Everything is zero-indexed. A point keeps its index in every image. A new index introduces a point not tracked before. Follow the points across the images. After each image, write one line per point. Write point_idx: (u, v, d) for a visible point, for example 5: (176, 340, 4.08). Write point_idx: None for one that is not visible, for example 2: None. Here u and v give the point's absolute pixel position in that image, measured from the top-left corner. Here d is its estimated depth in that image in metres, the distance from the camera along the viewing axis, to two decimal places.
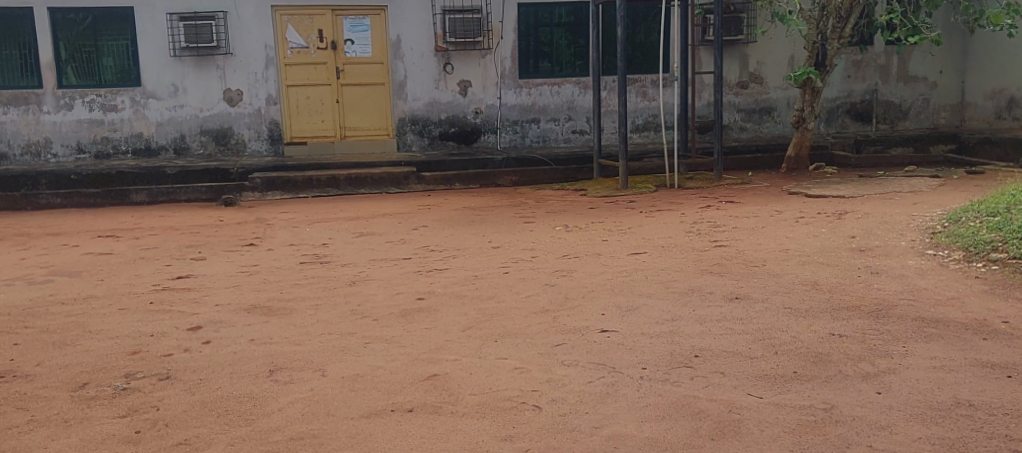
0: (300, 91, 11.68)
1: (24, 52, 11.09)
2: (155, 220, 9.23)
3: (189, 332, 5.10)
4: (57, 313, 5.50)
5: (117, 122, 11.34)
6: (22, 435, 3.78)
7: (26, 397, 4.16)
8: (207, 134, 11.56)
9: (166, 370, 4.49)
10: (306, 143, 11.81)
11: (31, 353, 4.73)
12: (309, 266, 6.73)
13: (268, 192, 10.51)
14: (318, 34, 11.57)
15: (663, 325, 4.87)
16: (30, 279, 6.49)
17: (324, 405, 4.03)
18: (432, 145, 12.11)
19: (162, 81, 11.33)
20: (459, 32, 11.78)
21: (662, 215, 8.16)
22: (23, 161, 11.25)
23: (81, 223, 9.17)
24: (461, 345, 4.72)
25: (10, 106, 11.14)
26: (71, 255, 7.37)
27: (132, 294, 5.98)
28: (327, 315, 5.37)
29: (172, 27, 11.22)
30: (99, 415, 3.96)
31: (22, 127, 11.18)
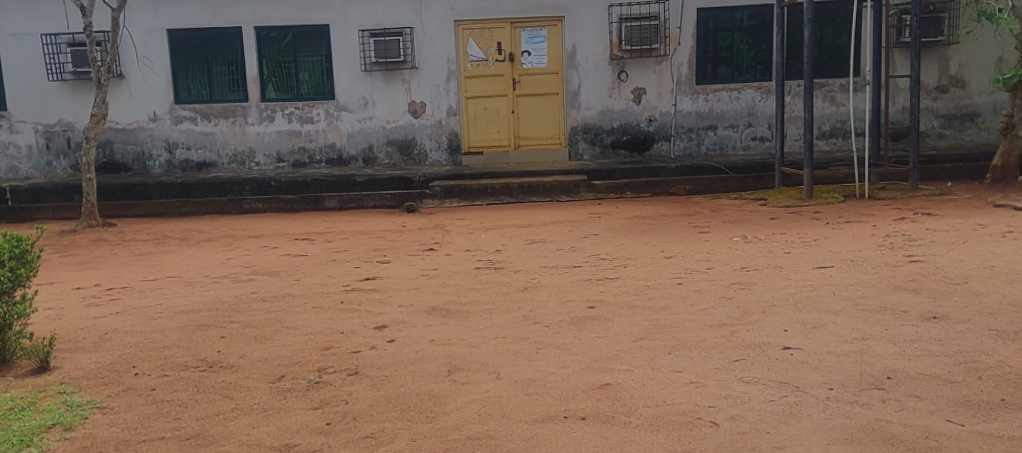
0: (477, 103, 12.01)
1: (233, 68, 11.95)
2: (342, 225, 9.75)
3: (375, 330, 5.35)
4: (259, 309, 5.92)
5: (313, 133, 12.07)
6: (228, 421, 4.09)
7: (232, 386, 4.51)
8: (392, 144, 12.10)
9: (354, 365, 4.74)
10: (481, 153, 12.13)
11: (236, 345, 5.12)
12: (485, 271, 6.89)
13: (446, 199, 10.88)
14: (497, 46, 11.87)
15: (853, 344, 4.63)
16: (235, 277, 7.03)
17: (500, 407, 4.11)
18: (604, 154, 12.11)
19: (353, 94, 11.95)
20: (635, 40, 11.69)
21: (850, 227, 7.76)
22: (230, 168, 12.13)
23: (277, 226, 9.83)
24: (634, 356, 4.68)
25: (220, 118, 12.01)
26: (271, 256, 7.92)
27: (324, 293, 6.35)
28: (501, 319, 5.47)
29: (363, 43, 11.83)
30: (295, 406, 4.23)
31: (230, 137, 12.06)
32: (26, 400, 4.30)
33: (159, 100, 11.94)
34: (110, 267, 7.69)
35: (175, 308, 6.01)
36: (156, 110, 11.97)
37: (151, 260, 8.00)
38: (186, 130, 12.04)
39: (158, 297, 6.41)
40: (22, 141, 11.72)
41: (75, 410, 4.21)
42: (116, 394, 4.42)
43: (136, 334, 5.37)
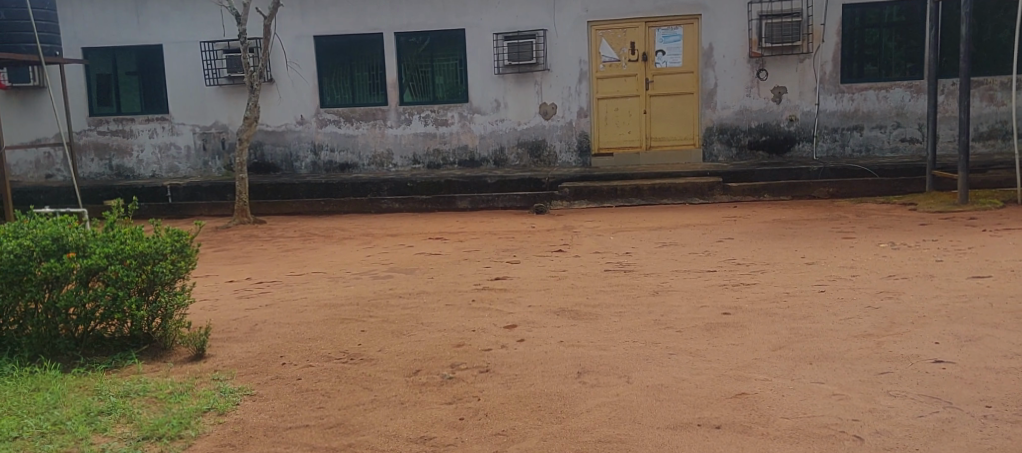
0: (610, 103, 11.96)
1: (373, 73, 12.35)
2: (474, 225, 9.91)
3: (506, 329, 5.41)
4: (395, 305, 6.10)
5: (447, 135, 12.33)
6: (367, 412, 4.23)
7: (370, 378, 4.66)
8: (523, 146, 12.20)
9: (486, 363, 4.81)
10: (613, 154, 12.07)
11: (374, 339, 5.29)
12: (615, 274, 6.85)
13: (575, 201, 10.87)
14: (630, 46, 11.79)
15: (1014, 360, 4.33)
16: (374, 274, 7.27)
17: (631, 411, 4.08)
18: (740, 155, 11.81)
19: (487, 96, 12.12)
20: (776, 37, 11.36)
21: (1010, 234, 7.28)
22: (369, 169, 12.54)
23: (413, 225, 10.09)
24: (771, 365, 4.54)
25: (360, 121, 12.44)
26: (406, 254, 8.14)
27: (457, 291, 6.47)
28: (632, 323, 5.43)
29: (497, 46, 11.99)
30: (429, 400, 4.33)
31: (370, 140, 12.47)
32: (183, 385, 4.58)
33: (305, 104, 12.45)
34: (259, 262, 8.11)
35: (318, 302, 6.27)
36: (302, 114, 12.49)
37: (296, 255, 8.38)
38: (329, 132, 12.52)
39: (302, 291, 6.70)
40: (182, 143, 12.49)
41: (227, 396, 4.45)
42: (264, 382, 4.64)
43: (283, 326, 5.63)
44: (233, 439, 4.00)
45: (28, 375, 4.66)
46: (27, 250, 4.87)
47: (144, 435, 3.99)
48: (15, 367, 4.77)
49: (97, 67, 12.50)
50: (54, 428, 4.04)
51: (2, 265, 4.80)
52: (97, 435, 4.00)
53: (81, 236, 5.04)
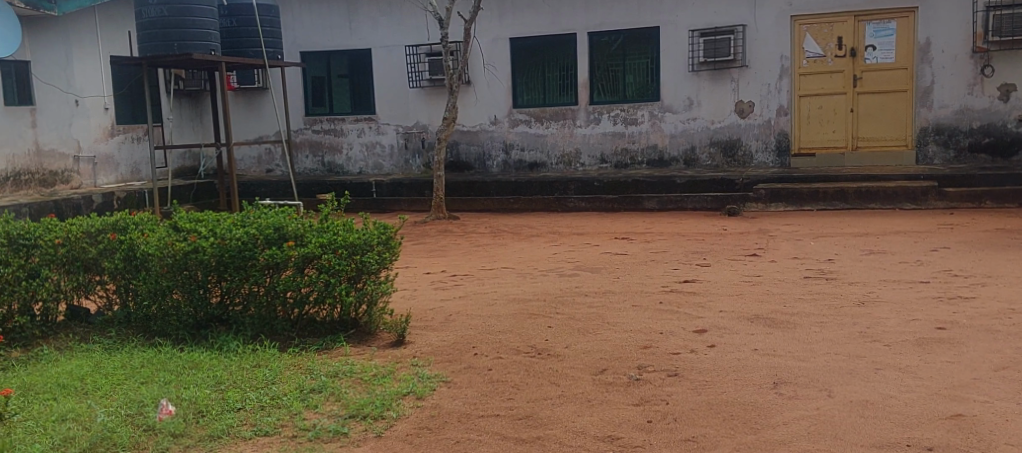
0: (812, 102, 11.44)
1: (565, 72, 12.46)
2: (663, 226, 9.78)
3: (696, 334, 5.29)
4: (582, 303, 6.13)
5: (637, 135, 12.20)
6: (555, 407, 4.27)
7: (558, 374, 4.71)
8: (716, 145, 11.89)
9: (675, 366, 4.73)
10: (813, 154, 11.54)
11: (562, 336, 5.33)
12: (814, 281, 6.54)
13: (771, 204, 10.48)
14: (837, 41, 11.23)
15: None
16: (561, 271, 7.33)
17: (832, 427, 3.88)
18: (959, 158, 10.98)
19: (680, 94, 11.92)
20: (1006, 30, 10.53)
21: None
22: (557, 169, 12.60)
23: (601, 224, 10.11)
24: (993, 386, 4.19)
25: (551, 120, 12.56)
26: (594, 253, 8.16)
27: (645, 292, 6.41)
28: (833, 334, 5.16)
29: (693, 44, 11.77)
30: (617, 400, 4.32)
31: (559, 139, 12.54)
32: (385, 368, 4.82)
33: (500, 104, 12.73)
34: (453, 256, 8.39)
35: (508, 296, 6.41)
36: (496, 114, 12.78)
37: (486, 251, 8.60)
38: (521, 132, 12.71)
39: (493, 285, 6.87)
40: (385, 141, 13.14)
41: (425, 381, 4.64)
42: (457, 371, 4.80)
43: (474, 318, 5.80)
44: (430, 423, 4.16)
45: (251, 352, 5.07)
46: (253, 237, 5.31)
47: (351, 414, 4.24)
48: (240, 343, 5.19)
49: (313, 70, 13.40)
50: (273, 402, 4.37)
51: (230, 251, 5.25)
52: (308, 411, 4.29)
53: (299, 226, 5.44)
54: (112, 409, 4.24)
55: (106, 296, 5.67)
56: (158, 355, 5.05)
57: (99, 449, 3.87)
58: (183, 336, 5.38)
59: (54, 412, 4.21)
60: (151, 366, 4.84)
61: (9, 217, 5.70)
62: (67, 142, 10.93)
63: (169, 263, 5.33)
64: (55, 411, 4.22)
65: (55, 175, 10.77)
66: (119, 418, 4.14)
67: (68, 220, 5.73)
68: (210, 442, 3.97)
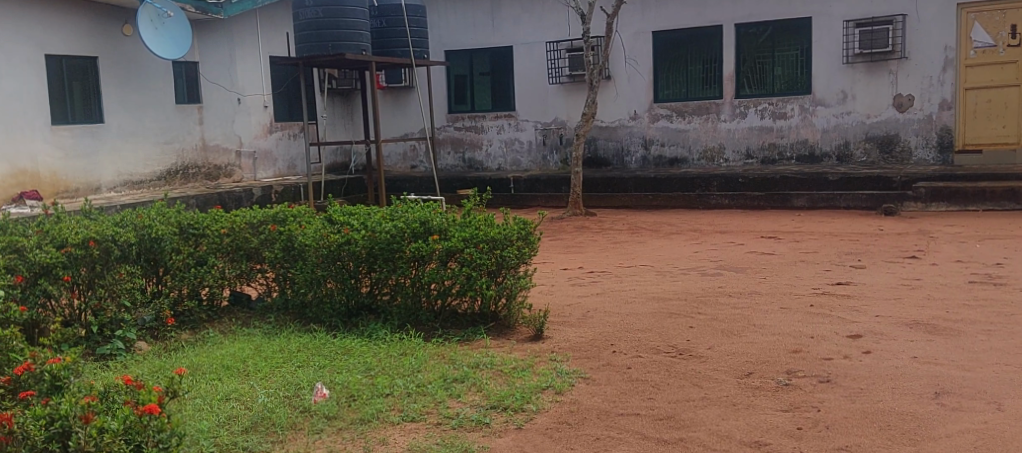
0: (980, 94, 10.80)
1: (710, 66, 12.19)
2: (812, 225, 9.41)
3: (849, 339, 5.06)
4: (726, 303, 5.98)
5: (785, 129, 11.78)
6: (698, 409, 4.19)
7: (701, 375, 4.61)
8: (872, 141, 11.33)
9: (826, 373, 4.54)
10: (980, 151, 10.87)
11: (705, 337, 5.22)
12: (981, 287, 6.13)
13: (932, 203, 9.92)
14: (1010, 30, 10.61)
15: None
16: (704, 270, 7.18)
17: (1001, 442, 3.63)
18: None
19: (833, 88, 11.44)
20: None
21: None
22: (699, 164, 12.31)
23: (745, 223, 9.83)
24: None
25: (694, 115, 12.28)
26: (738, 252, 7.94)
27: (793, 294, 6.19)
28: (1003, 343, 4.82)
29: (847, 35, 11.28)
30: (764, 405, 4.19)
31: (702, 134, 12.25)
32: (525, 362, 4.86)
33: (640, 100, 12.59)
34: (591, 252, 8.36)
35: (648, 294, 6.33)
36: (636, 110, 12.64)
37: (625, 248, 8.52)
38: (662, 127, 12.51)
39: (632, 283, 6.81)
40: (525, 137, 13.24)
41: (563, 376, 4.65)
42: (597, 367, 4.78)
43: (614, 315, 5.76)
44: (569, 418, 4.16)
45: (398, 341, 5.23)
46: (400, 231, 5.48)
47: (492, 404, 4.30)
48: (388, 332, 5.36)
49: (457, 69, 13.66)
50: (419, 389, 4.49)
51: (380, 243, 5.46)
52: (451, 399, 4.38)
53: (444, 220, 5.57)
54: (272, 390, 4.48)
55: (265, 284, 5.99)
56: (314, 340, 5.29)
57: (259, 428, 4.08)
58: (335, 323, 5.60)
59: (219, 391, 4.48)
60: (306, 351, 5.07)
61: (181, 208, 6.07)
62: (230, 138, 11.63)
63: (323, 253, 5.58)
64: (221, 390, 4.49)
65: (219, 169, 11.52)
66: (278, 399, 4.36)
67: (233, 212, 6.07)
68: (361, 425, 4.12)
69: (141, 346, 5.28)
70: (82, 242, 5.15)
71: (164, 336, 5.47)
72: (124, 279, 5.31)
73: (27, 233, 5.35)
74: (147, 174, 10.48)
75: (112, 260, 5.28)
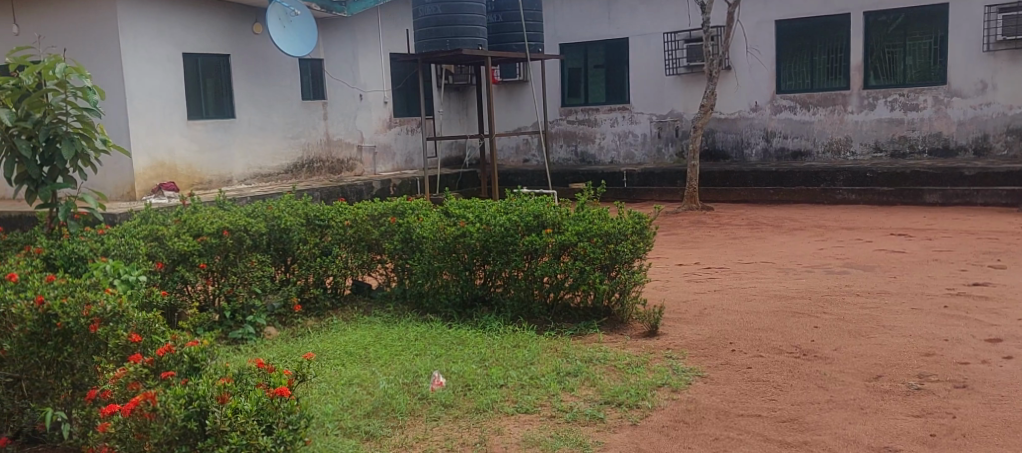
0: None
1: (837, 56, 11.74)
2: (946, 222, 8.94)
3: (987, 343, 4.79)
4: (853, 303, 5.75)
5: (917, 122, 11.23)
6: (823, 412, 4.05)
7: (826, 377, 4.45)
8: (1014, 133, 10.71)
9: (963, 378, 4.30)
10: None
11: (830, 337, 5.03)
12: None
13: None
14: None
15: None
16: (829, 268, 6.92)
17: None
18: None
19: (971, 78, 10.83)
20: None
21: None
22: (824, 157, 11.88)
23: (872, 219, 9.43)
24: None
25: (819, 106, 11.85)
26: (866, 250, 7.62)
27: (926, 295, 5.89)
28: None
29: (989, 20, 10.66)
30: (895, 410, 4.01)
31: (828, 126, 11.81)
32: (639, 358, 4.81)
33: (761, 91, 12.23)
34: (708, 248, 8.20)
35: (769, 292, 6.16)
36: (758, 101, 12.28)
37: (745, 244, 8.32)
38: (784, 119, 12.13)
39: (752, 280, 6.63)
40: (640, 130, 13.10)
41: (680, 374, 4.58)
42: (715, 366, 4.69)
43: (734, 313, 5.63)
44: (686, 416, 4.09)
45: (512, 332, 5.27)
46: (514, 224, 5.52)
47: (606, 400, 4.27)
48: (501, 324, 5.41)
49: (571, 62, 13.62)
50: (532, 381, 4.51)
51: (495, 236, 5.52)
52: (565, 393, 4.38)
53: (558, 214, 5.58)
54: (392, 376, 4.59)
55: (385, 274, 6.16)
56: (431, 329, 5.39)
57: (381, 413, 4.19)
58: (451, 313, 5.69)
59: (342, 376, 4.62)
60: (425, 339, 5.18)
61: (307, 200, 6.29)
62: (352, 133, 11.98)
63: (440, 245, 5.67)
64: (344, 375, 4.63)
65: (341, 163, 11.89)
66: (398, 386, 4.47)
67: (355, 204, 6.25)
68: (476, 414, 4.17)
69: (270, 331, 5.51)
70: (217, 232, 5.42)
71: (291, 322, 5.68)
72: (255, 267, 5.56)
73: (166, 223, 5.64)
74: (274, 167, 10.91)
75: (244, 249, 5.53)
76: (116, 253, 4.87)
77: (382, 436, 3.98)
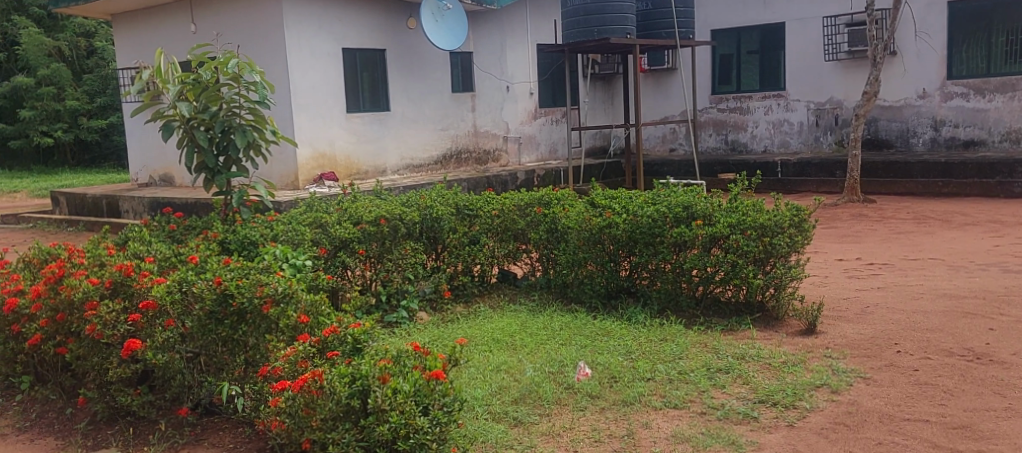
0: None
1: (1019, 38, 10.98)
2: None
3: None
4: None
5: None
6: (1000, 420, 3.78)
7: (1004, 383, 4.15)
8: None
9: None
10: None
11: (1008, 341, 4.69)
12: None
13: None
14: None
15: None
16: (1006, 266, 6.45)
17: None
18: None
19: None
20: None
21: None
22: (1001, 147, 11.11)
23: None
24: None
25: (996, 92, 11.08)
26: None
27: None
28: None
29: None
30: None
31: (1006, 113, 11.04)
32: (796, 357, 4.64)
33: (930, 77, 11.50)
34: (869, 243, 7.80)
35: (938, 291, 5.80)
36: (926, 87, 11.56)
37: (910, 239, 7.86)
38: (956, 107, 11.38)
39: (919, 277, 6.27)
40: (796, 119, 12.64)
41: (840, 374, 4.38)
42: (878, 367, 4.46)
43: (899, 312, 5.34)
44: (847, 419, 3.92)
45: (658, 326, 5.20)
46: (662, 215, 5.44)
47: (760, 399, 4.15)
48: (647, 317, 5.35)
49: (723, 48, 13.24)
50: (681, 376, 4.43)
51: (642, 226, 5.44)
52: (716, 389, 4.28)
53: (709, 205, 5.45)
54: (539, 365, 4.63)
55: (530, 263, 6.20)
56: (576, 320, 5.39)
57: (528, 400, 4.23)
58: (596, 304, 5.67)
59: (491, 362, 4.70)
60: (570, 329, 5.19)
61: (456, 190, 6.41)
62: (498, 124, 12.14)
63: (586, 236, 5.67)
64: (492, 361, 4.71)
65: (488, 153, 12.07)
66: (545, 374, 4.50)
67: (501, 194, 6.33)
68: (624, 407, 4.14)
69: (421, 316, 5.68)
70: (374, 220, 5.63)
71: (441, 308, 5.82)
72: (409, 254, 5.72)
73: (329, 211, 5.90)
74: (425, 158, 11.21)
75: (399, 237, 5.72)
76: (284, 238, 5.14)
77: (530, 422, 4.02)
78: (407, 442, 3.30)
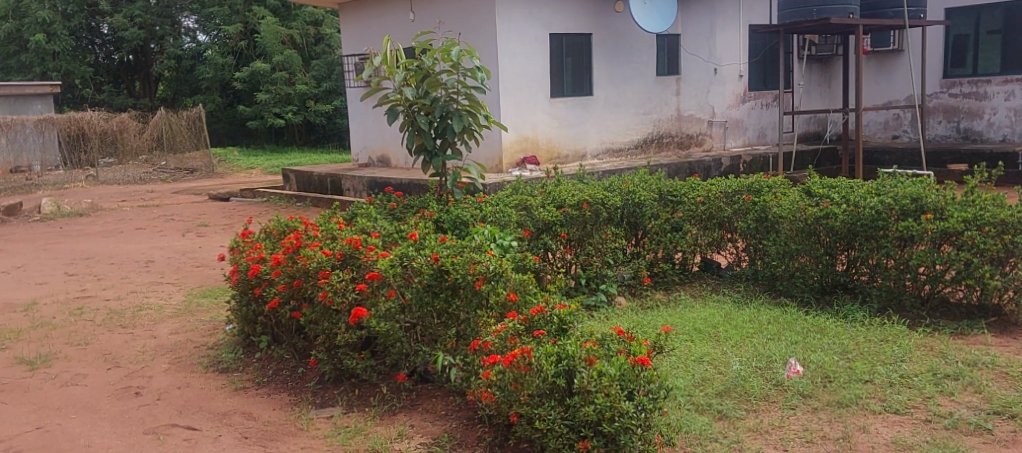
0: None
1: None
2: None
3: None
4: None
5: None
6: None
7: None
8: None
9: None
10: None
11: None
12: None
13: None
14: None
15: None
16: None
17: None
18: None
19: None
20: None
21: None
22: None
23: None
24: None
25: None
26: None
27: None
28: None
29: None
30: None
31: None
32: None
33: None
34: None
35: None
36: None
37: None
38: None
39: None
40: None
41: None
42: None
43: None
44: None
45: (878, 325, 4.91)
46: (887, 207, 5.11)
47: (995, 410, 3.82)
48: (866, 315, 5.05)
49: (959, 28, 12.21)
50: (904, 380, 4.16)
51: (864, 219, 5.15)
52: (944, 397, 3.99)
53: (941, 198, 5.07)
54: (746, 358, 4.50)
55: (735, 253, 6.02)
56: (785, 314, 5.18)
57: (733, 394, 4.12)
58: (808, 298, 5.43)
59: (692, 352, 4.62)
60: (778, 324, 5.00)
61: (660, 175, 6.31)
62: (704, 109, 11.87)
63: (799, 227, 5.43)
64: (695, 351, 4.63)
65: (692, 138, 11.83)
66: (752, 369, 4.37)
67: (708, 180, 6.16)
68: (839, 408, 3.94)
69: (620, 300, 5.67)
70: (577, 203, 5.68)
71: (641, 294, 5.79)
72: (609, 239, 5.76)
73: (533, 194, 6.00)
74: (627, 142, 11.17)
75: (601, 221, 5.75)
76: (493, 219, 5.30)
77: (736, 417, 3.92)
78: (612, 425, 3.31)
